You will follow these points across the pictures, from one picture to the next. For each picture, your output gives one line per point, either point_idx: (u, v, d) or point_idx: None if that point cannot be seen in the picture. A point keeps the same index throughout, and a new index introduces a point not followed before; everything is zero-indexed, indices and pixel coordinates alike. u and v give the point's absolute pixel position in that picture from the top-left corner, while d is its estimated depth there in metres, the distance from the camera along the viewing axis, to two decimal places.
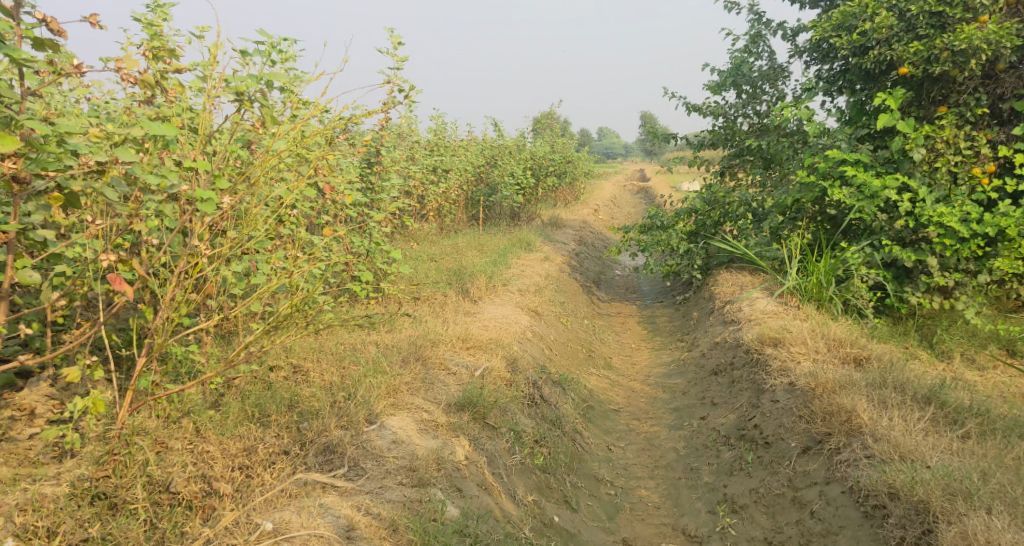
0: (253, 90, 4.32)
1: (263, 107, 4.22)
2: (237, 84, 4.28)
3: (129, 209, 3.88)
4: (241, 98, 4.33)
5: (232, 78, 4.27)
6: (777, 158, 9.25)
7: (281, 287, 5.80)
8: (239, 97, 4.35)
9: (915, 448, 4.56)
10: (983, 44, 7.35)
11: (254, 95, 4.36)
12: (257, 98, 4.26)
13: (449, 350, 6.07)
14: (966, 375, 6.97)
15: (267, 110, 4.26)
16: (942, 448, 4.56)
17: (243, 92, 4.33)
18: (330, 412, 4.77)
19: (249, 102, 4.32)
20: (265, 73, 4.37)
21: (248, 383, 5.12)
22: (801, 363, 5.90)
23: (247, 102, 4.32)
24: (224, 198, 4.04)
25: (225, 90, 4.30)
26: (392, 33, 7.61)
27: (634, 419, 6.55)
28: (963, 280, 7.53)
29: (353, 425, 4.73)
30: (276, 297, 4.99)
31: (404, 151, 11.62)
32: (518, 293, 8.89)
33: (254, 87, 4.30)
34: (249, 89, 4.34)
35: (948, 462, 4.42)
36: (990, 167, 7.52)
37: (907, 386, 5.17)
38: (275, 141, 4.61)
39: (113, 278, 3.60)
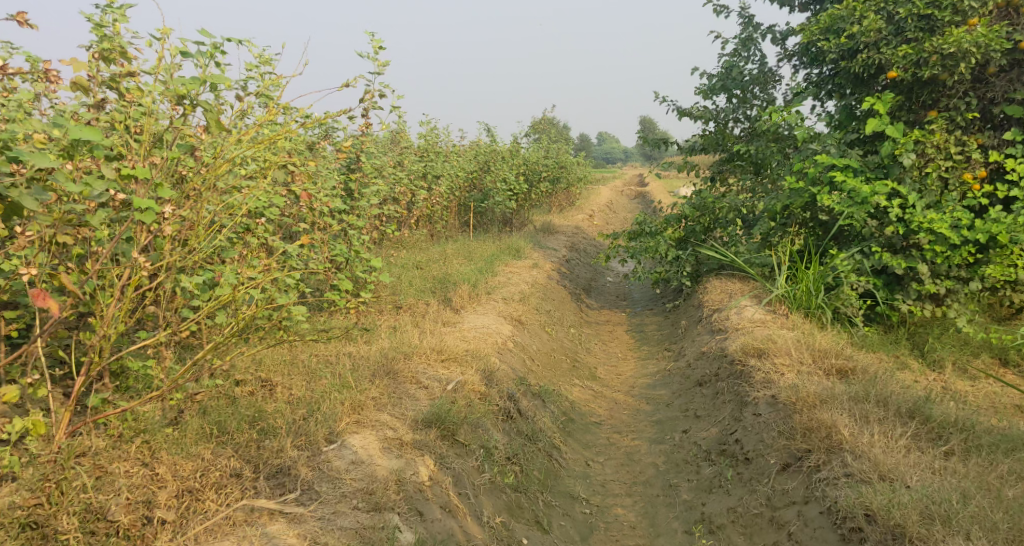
0: (196, 93, 4.19)
1: (206, 113, 4.13)
2: (177, 86, 4.15)
3: (54, 220, 3.74)
4: (182, 102, 4.22)
5: (172, 80, 4.14)
6: (766, 163, 9.11)
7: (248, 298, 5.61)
8: (181, 100, 4.23)
9: (895, 466, 4.40)
10: (972, 47, 7.23)
11: (198, 98, 4.22)
12: (199, 102, 4.15)
13: (423, 363, 5.92)
14: (956, 385, 6.81)
15: (210, 115, 4.15)
16: (923, 467, 4.41)
17: (184, 95, 4.21)
18: (288, 432, 4.66)
19: (192, 105, 4.18)
20: (210, 74, 4.22)
21: (211, 400, 4.97)
22: (784, 375, 5.75)
23: (189, 106, 4.20)
24: (166, 208, 3.95)
25: (166, 93, 4.18)
26: (373, 37, 7.43)
27: (616, 433, 6.39)
28: (954, 287, 7.36)
29: (311, 446, 4.60)
30: (231, 309, 4.77)
31: (392, 157, 11.44)
32: (502, 301, 8.72)
33: (197, 90, 4.17)
34: (191, 92, 4.22)
35: (927, 482, 4.27)
36: (982, 173, 7.37)
37: (890, 400, 4.99)
38: (230, 146, 4.46)
39: (35, 295, 3.53)
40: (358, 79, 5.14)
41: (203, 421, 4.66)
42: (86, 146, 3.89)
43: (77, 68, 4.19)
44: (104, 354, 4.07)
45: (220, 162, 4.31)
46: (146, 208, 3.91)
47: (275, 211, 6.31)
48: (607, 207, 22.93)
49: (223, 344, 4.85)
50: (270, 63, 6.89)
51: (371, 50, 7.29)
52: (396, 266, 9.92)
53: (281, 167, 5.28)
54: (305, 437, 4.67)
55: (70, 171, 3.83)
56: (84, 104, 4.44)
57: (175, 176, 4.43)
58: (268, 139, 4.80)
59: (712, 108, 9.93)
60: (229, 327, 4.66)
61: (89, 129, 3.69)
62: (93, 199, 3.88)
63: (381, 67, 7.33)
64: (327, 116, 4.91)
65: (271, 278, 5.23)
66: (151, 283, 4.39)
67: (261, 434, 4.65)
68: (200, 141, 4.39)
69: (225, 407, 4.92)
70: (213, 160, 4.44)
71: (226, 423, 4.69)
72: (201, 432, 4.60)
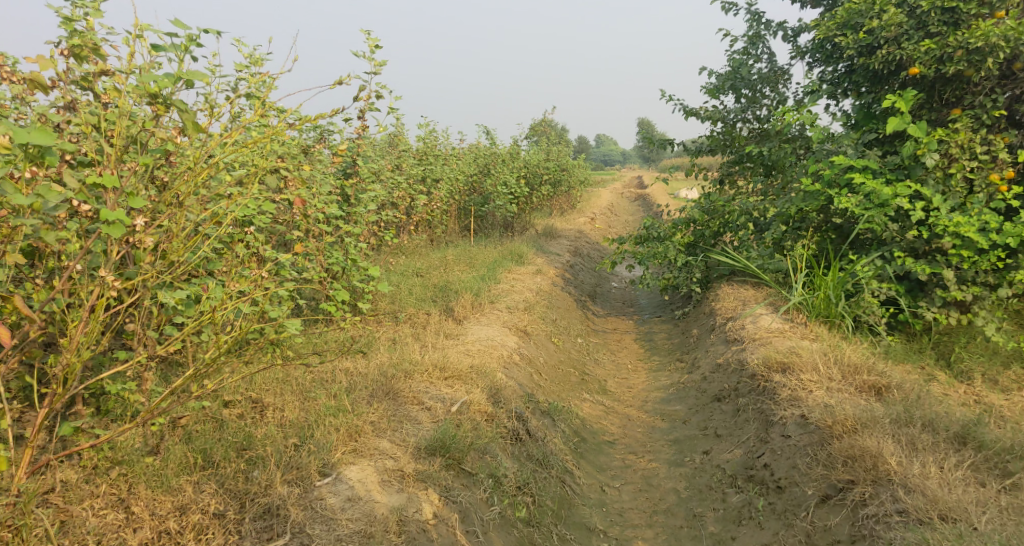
0: (169, 92, 3.80)
1: (181, 114, 3.75)
2: (148, 83, 3.76)
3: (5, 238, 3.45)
4: (155, 101, 3.83)
5: (143, 76, 3.75)
6: (779, 165, 8.70)
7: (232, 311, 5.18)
8: (153, 99, 3.85)
9: (956, 504, 4.07)
10: (1001, 41, 6.84)
11: (172, 97, 3.83)
12: (174, 102, 3.75)
13: (424, 381, 5.53)
14: (989, 398, 6.45)
15: (186, 115, 3.76)
16: (992, 506, 4.08)
17: (157, 94, 3.82)
18: (278, 464, 4.26)
19: (166, 105, 3.80)
20: (185, 70, 3.83)
21: (197, 424, 4.58)
22: (812, 392, 5.38)
23: (162, 105, 3.81)
24: (139, 219, 3.61)
25: (135, 90, 3.79)
26: (368, 35, 6.99)
27: (631, 453, 6.00)
28: (982, 294, 6.92)
29: (303, 481, 4.20)
30: (207, 319, 4.35)
31: (390, 161, 11.06)
32: (506, 311, 8.31)
33: (171, 88, 3.77)
34: (165, 90, 3.83)
35: (1000, 526, 3.95)
36: (1009, 173, 6.97)
37: (935, 424, 4.70)
38: (211, 149, 4.06)
39: None
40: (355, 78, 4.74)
41: (188, 448, 4.30)
42: (38, 149, 3.48)
43: (42, 66, 3.80)
44: (69, 384, 3.69)
45: (199, 167, 3.94)
46: (115, 220, 3.55)
47: (265, 219, 5.91)
48: (608, 210, 22.57)
49: (209, 366, 4.44)
50: (260, 63, 6.50)
51: (368, 48, 6.94)
52: (394, 274, 9.52)
53: (268, 172, 4.87)
54: (297, 471, 4.27)
55: (24, 180, 3.46)
56: (52, 106, 4.05)
57: (151, 184, 4.05)
58: (254, 142, 4.39)
59: (720, 108, 9.52)
60: (211, 348, 4.26)
61: (39, 131, 3.34)
62: (49, 213, 3.56)
63: (379, 65, 6.97)
64: (318, 117, 4.50)
65: (260, 292, 4.84)
66: (126, 300, 3.99)
67: (249, 464, 4.27)
68: (177, 145, 4.01)
69: (211, 433, 4.52)
70: (192, 165, 4.06)
71: (212, 451, 4.31)
72: (183, 462, 4.23)
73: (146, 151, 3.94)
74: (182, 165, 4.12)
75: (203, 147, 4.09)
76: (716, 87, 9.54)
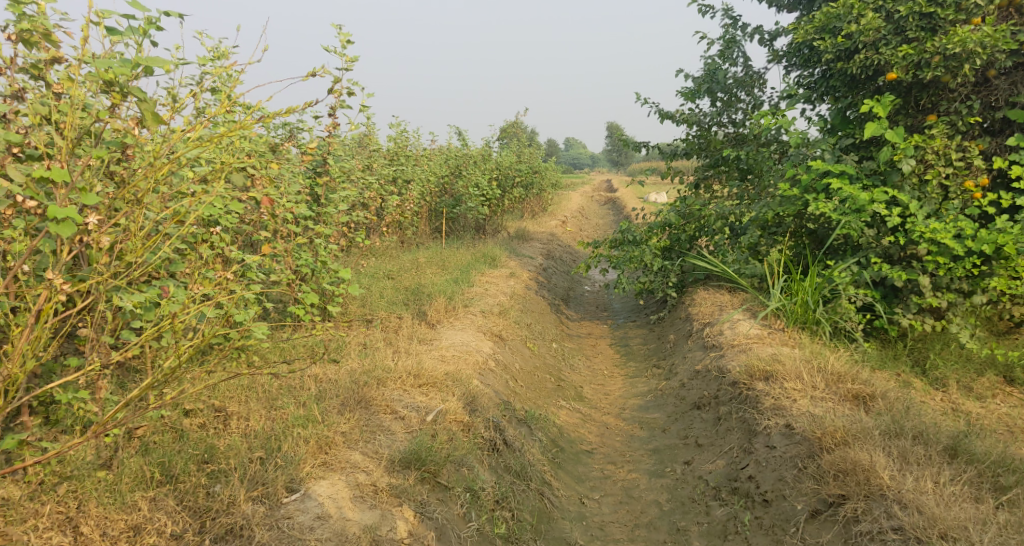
0: (126, 79, 3.57)
1: (139, 104, 3.51)
2: (103, 70, 3.52)
3: None
4: (111, 90, 3.59)
5: (97, 62, 3.51)
6: (756, 169, 8.59)
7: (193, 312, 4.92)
8: (109, 87, 3.61)
9: (954, 523, 4.01)
10: (978, 47, 6.74)
11: (129, 85, 3.59)
12: (132, 91, 3.52)
13: (398, 389, 5.33)
14: (967, 405, 6.38)
15: (145, 104, 3.53)
16: (992, 524, 4.02)
17: (113, 81, 3.58)
18: (244, 478, 4.05)
19: (122, 94, 3.56)
20: (143, 55, 3.59)
21: (156, 435, 4.34)
22: (796, 401, 5.26)
23: (119, 94, 3.58)
24: (91, 217, 3.38)
25: (90, 78, 3.55)
26: (341, 29, 6.83)
27: (610, 464, 5.83)
28: (956, 300, 6.83)
29: (270, 499, 4.01)
30: (166, 325, 4.11)
31: (361, 161, 10.82)
32: (481, 315, 8.12)
33: (128, 75, 3.54)
34: (121, 77, 3.60)
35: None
36: (984, 180, 6.89)
37: (925, 435, 4.64)
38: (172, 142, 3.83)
39: None
40: (319, 73, 4.48)
41: (146, 460, 4.07)
42: None
43: None
44: (10, 396, 3.45)
45: (160, 161, 3.70)
46: (64, 218, 3.32)
47: (231, 219, 5.67)
48: (579, 213, 22.45)
49: (169, 375, 4.20)
50: (226, 57, 6.25)
51: (339, 44, 6.77)
52: (365, 277, 9.30)
53: (232, 169, 4.62)
54: (263, 487, 4.06)
55: None
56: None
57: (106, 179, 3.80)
58: (219, 136, 4.15)
59: (696, 111, 9.41)
60: (172, 356, 4.03)
61: None
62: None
63: (351, 62, 6.79)
64: (284, 112, 4.27)
65: (222, 297, 4.60)
66: (78, 303, 3.76)
67: (211, 478, 4.05)
68: (134, 137, 3.77)
69: (169, 444, 4.29)
70: (152, 159, 3.82)
71: (171, 464, 4.09)
72: (140, 476, 4.00)
73: (101, 144, 3.69)
74: (141, 160, 3.88)
75: (163, 140, 3.86)
76: (692, 90, 9.43)
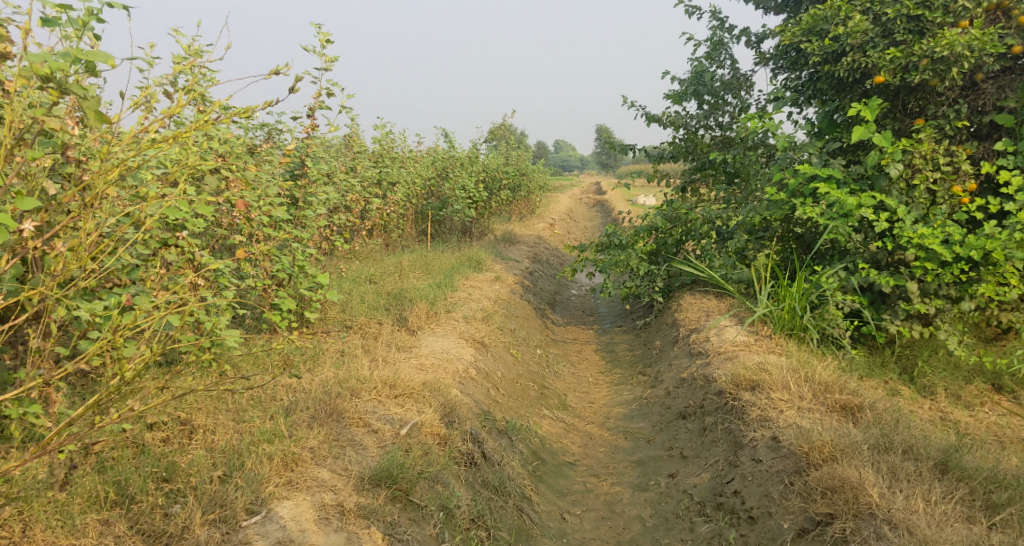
0: (63, 74, 3.43)
1: (80, 102, 3.40)
2: (38, 64, 3.38)
3: None
4: (47, 86, 3.45)
5: (31, 56, 3.37)
6: (743, 173, 8.46)
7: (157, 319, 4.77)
8: (46, 83, 3.46)
9: None
10: (966, 51, 6.60)
11: (66, 80, 3.45)
12: (72, 88, 3.40)
13: (372, 400, 5.17)
14: (955, 414, 6.26)
15: (85, 102, 3.39)
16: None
17: (49, 77, 3.44)
18: (202, 501, 3.94)
19: (59, 89, 3.42)
20: (81, 49, 3.46)
21: (113, 448, 4.24)
22: (783, 412, 5.11)
23: (56, 89, 3.44)
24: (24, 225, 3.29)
25: (25, 73, 3.41)
26: (320, 29, 6.70)
27: (592, 476, 5.68)
28: (944, 307, 6.70)
29: (228, 523, 3.90)
30: (118, 336, 3.97)
31: (344, 163, 10.63)
32: (463, 321, 7.94)
33: (64, 69, 3.40)
34: (58, 72, 3.46)
35: None
36: (972, 185, 6.77)
37: (914, 449, 4.50)
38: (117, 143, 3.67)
39: None
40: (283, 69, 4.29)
41: (102, 476, 3.99)
42: None
43: None
44: None
45: (107, 162, 3.54)
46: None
47: (201, 222, 5.50)
48: (567, 216, 22.29)
49: (125, 384, 4.07)
50: (199, 56, 6.07)
51: (317, 43, 6.66)
52: (347, 281, 9.12)
53: (193, 172, 4.46)
54: (221, 510, 3.95)
55: None
56: None
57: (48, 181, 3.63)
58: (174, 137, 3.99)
59: (683, 114, 9.28)
60: (123, 369, 3.90)
61: None
62: None
63: (330, 62, 6.70)
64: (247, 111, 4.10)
65: (184, 303, 4.43)
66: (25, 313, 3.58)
67: (169, 498, 3.97)
68: (75, 136, 3.62)
69: (128, 460, 4.18)
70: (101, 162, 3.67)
71: (127, 483, 3.99)
72: (94, 495, 3.92)
73: (42, 144, 3.54)
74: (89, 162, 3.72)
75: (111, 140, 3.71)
76: (679, 92, 9.30)
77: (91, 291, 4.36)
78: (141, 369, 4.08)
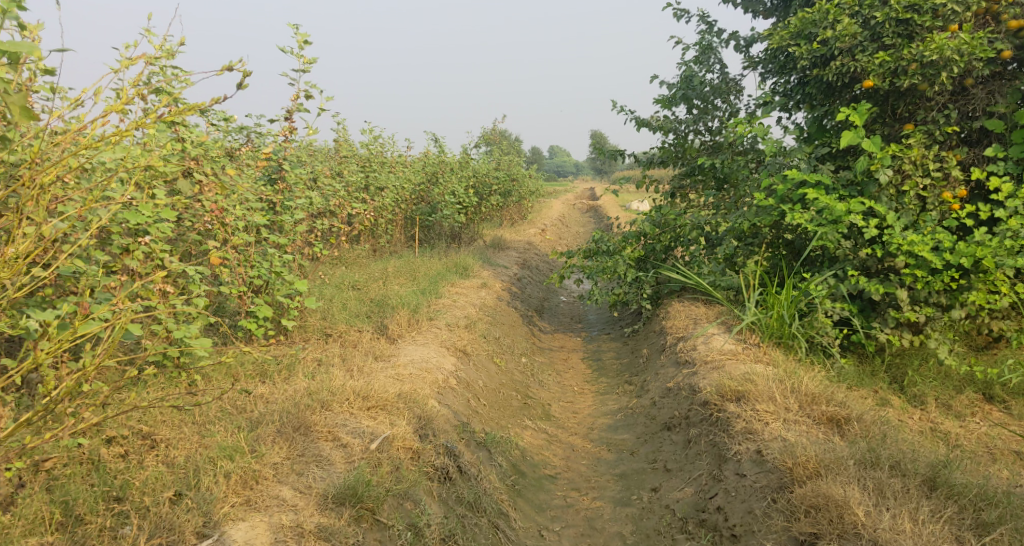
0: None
1: (4, 98, 3.47)
2: None
3: None
4: None
5: None
6: (732, 178, 8.32)
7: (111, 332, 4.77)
8: None
9: None
10: (955, 55, 6.49)
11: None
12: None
13: (343, 412, 5.07)
14: (945, 424, 6.12)
15: (13, 99, 3.48)
16: None
17: None
18: (150, 524, 3.95)
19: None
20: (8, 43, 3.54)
21: (65, 466, 4.28)
22: (770, 424, 4.95)
23: None
24: None
25: None
26: (299, 30, 6.63)
27: (573, 490, 5.51)
28: (934, 315, 6.56)
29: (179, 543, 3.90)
30: (45, 354, 3.95)
31: (328, 168, 10.46)
32: (446, 329, 7.76)
33: None
34: None
35: None
36: (963, 192, 6.65)
37: (901, 465, 4.34)
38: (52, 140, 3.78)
39: None
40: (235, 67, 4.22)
41: (52, 496, 4.04)
42: None
43: None
44: None
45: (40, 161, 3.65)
46: None
47: (166, 228, 5.40)
48: (559, 222, 22.07)
49: (66, 394, 4.04)
50: (172, 56, 5.92)
51: (296, 45, 6.56)
52: (330, 287, 8.94)
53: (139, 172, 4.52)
54: (169, 533, 3.95)
55: None
56: None
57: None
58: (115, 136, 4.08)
59: (672, 118, 9.15)
60: (47, 388, 3.91)
61: None
62: None
63: (309, 64, 6.62)
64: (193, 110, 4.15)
65: (135, 309, 4.32)
66: None
67: (118, 519, 4.00)
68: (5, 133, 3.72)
69: (79, 478, 4.22)
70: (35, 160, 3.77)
71: (75, 503, 4.03)
72: (39, 517, 3.95)
73: None
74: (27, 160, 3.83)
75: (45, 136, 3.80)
76: (668, 96, 9.16)
77: (36, 293, 4.31)
78: (82, 376, 4.03)
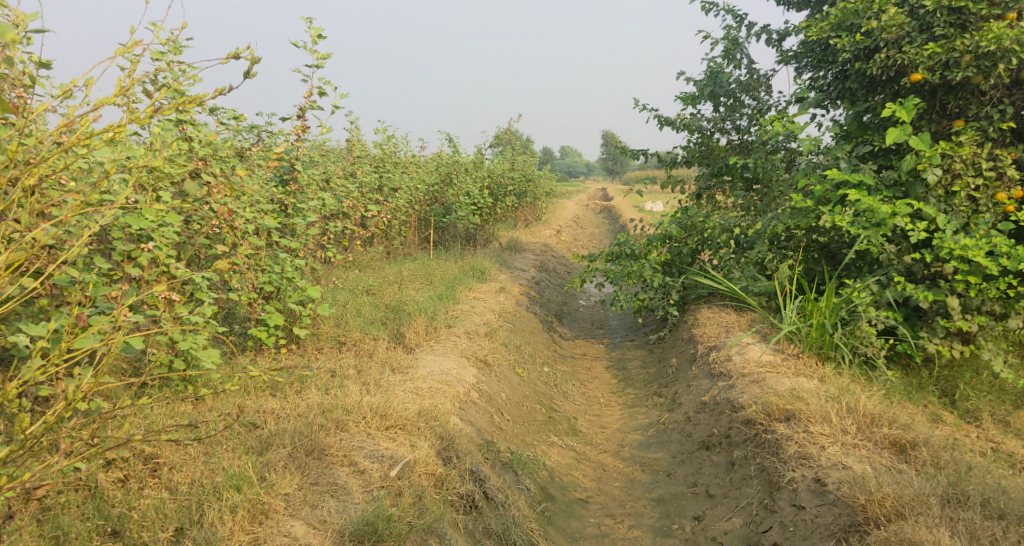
0: None
1: None
2: None
3: None
4: None
5: None
6: (764, 178, 7.81)
7: (109, 346, 4.37)
8: None
9: None
10: (1015, 45, 5.99)
11: None
12: None
13: (361, 433, 4.70)
14: (1006, 443, 5.67)
15: None
16: None
17: None
18: None
19: None
20: None
21: (58, 494, 3.89)
22: (826, 449, 4.57)
23: None
24: None
25: None
26: (312, 22, 6.23)
27: (607, 517, 5.12)
28: (987, 324, 6.07)
29: None
30: (23, 380, 3.52)
31: (340, 168, 10.05)
32: (465, 337, 7.34)
33: None
34: None
35: None
36: (1019, 192, 6.16)
37: (993, 504, 4.02)
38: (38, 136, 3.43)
39: None
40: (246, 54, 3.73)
41: (42, 530, 3.66)
42: None
43: None
44: None
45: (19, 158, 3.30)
46: None
47: (171, 234, 5.01)
48: (573, 223, 21.61)
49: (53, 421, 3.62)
50: (178, 52, 5.53)
51: (309, 38, 6.17)
52: (343, 292, 8.55)
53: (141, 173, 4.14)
54: None
55: None
56: None
57: None
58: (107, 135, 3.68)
59: (698, 116, 8.70)
60: (18, 425, 3.47)
61: None
62: None
63: (322, 59, 6.23)
64: (194, 102, 3.74)
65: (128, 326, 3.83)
66: None
67: None
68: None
69: (73, 508, 3.84)
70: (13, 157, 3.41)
71: (67, 539, 3.66)
72: None
73: None
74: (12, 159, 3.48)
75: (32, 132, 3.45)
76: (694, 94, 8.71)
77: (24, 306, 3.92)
78: (68, 404, 3.59)
